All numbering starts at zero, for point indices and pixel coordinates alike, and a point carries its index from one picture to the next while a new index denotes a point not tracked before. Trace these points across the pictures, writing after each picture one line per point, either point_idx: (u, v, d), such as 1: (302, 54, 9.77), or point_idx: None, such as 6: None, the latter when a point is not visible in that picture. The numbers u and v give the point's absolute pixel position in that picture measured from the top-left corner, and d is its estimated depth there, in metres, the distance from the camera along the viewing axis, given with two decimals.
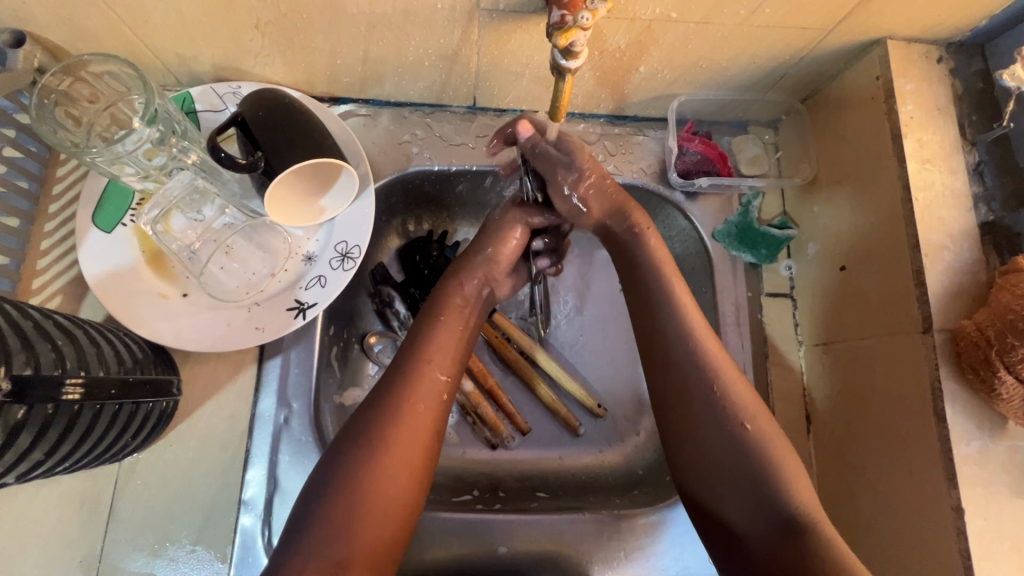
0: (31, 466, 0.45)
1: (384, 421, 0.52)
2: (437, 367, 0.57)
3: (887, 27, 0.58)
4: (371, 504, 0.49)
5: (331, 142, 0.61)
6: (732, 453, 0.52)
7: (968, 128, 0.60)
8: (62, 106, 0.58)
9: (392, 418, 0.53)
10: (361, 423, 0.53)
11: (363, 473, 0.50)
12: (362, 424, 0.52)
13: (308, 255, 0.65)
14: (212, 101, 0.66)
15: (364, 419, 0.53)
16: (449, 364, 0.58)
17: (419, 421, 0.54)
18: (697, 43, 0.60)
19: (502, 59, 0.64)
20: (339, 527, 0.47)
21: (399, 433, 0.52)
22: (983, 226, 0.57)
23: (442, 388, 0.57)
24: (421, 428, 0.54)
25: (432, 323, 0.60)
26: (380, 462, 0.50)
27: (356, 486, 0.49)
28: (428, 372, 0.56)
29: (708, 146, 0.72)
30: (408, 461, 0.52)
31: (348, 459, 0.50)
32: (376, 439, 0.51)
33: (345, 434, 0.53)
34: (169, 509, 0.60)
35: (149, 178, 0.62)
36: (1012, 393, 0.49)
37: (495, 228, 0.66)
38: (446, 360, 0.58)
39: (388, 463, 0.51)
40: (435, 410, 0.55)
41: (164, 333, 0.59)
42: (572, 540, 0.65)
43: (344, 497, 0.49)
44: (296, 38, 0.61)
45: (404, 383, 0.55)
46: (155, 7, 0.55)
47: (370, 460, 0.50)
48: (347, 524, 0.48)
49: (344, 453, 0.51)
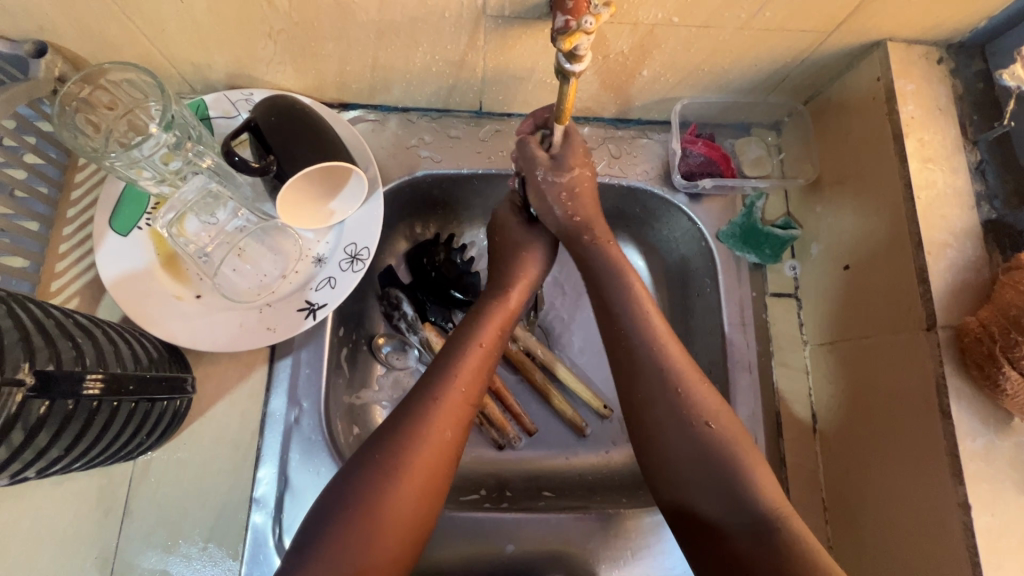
0: (51, 461, 0.46)
1: (411, 438, 0.54)
2: (466, 386, 0.58)
3: (888, 28, 0.59)
4: (390, 517, 0.51)
5: (341, 146, 0.62)
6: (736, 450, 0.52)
7: (969, 128, 0.61)
8: (82, 113, 0.60)
9: (418, 434, 0.54)
10: (389, 433, 0.54)
11: (387, 483, 0.51)
12: (388, 439, 0.54)
13: (318, 257, 0.67)
14: (224, 108, 0.68)
15: (391, 432, 0.54)
16: (477, 382, 0.59)
17: (445, 441, 0.55)
18: (698, 46, 0.61)
19: (508, 64, 0.65)
20: (358, 537, 0.49)
21: (424, 450, 0.54)
22: (985, 224, 0.57)
23: (468, 409, 0.58)
24: (446, 447, 0.55)
25: (466, 336, 0.61)
26: (403, 480, 0.52)
27: (378, 499, 0.51)
28: (456, 391, 0.57)
29: (711, 148, 0.73)
30: (431, 476, 0.53)
31: (373, 471, 0.52)
32: (400, 454, 0.53)
33: (370, 446, 0.54)
34: (182, 506, 0.61)
35: (165, 182, 0.63)
36: (1016, 389, 0.49)
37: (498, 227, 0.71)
38: (477, 375, 0.59)
39: (411, 480, 0.52)
40: (460, 426, 0.57)
41: (179, 332, 0.61)
42: (580, 539, 0.65)
43: (366, 508, 0.50)
44: (307, 45, 0.62)
45: (434, 398, 0.56)
46: (171, 16, 0.57)
47: (394, 476, 0.52)
48: (363, 534, 0.50)
49: (370, 464, 0.52)
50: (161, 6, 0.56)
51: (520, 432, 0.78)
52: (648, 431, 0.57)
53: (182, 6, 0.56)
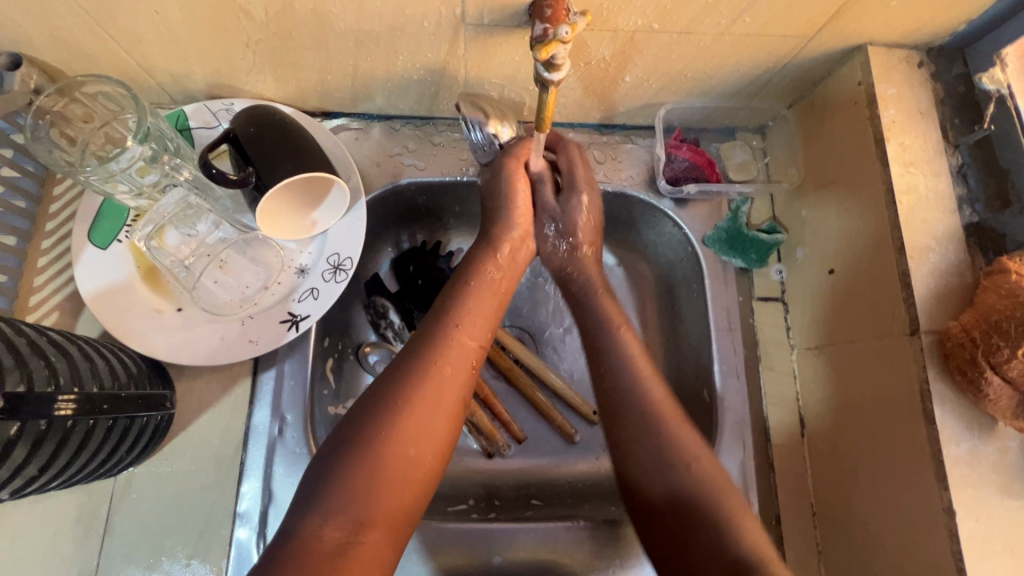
0: (26, 482, 0.45)
1: (412, 385, 0.53)
2: (467, 334, 0.58)
3: (868, 33, 0.59)
4: (394, 462, 0.50)
5: (322, 156, 0.62)
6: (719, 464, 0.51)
7: (950, 132, 0.61)
8: (57, 126, 0.59)
9: (420, 383, 0.53)
10: (390, 382, 0.53)
11: (390, 432, 0.50)
12: (387, 386, 0.53)
13: (300, 268, 0.66)
14: (205, 118, 0.68)
15: (390, 380, 0.54)
16: (476, 331, 0.59)
17: (448, 387, 0.54)
18: (679, 53, 0.61)
19: (489, 71, 0.65)
20: (361, 486, 0.48)
21: (428, 396, 0.53)
22: (968, 227, 0.57)
23: (472, 355, 0.58)
24: (452, 391, 0.55)
25: (464, 288, 0.61)
26: (408, 423, 0.51)
27: (382, 443, 0.50)
28: (458, 339, 0.57)
29: (696, 153, 0.72)
30: (434, 426, 0.52)
31: (377, 418, 0.51)
32: (404, 400, 0.52)
33: (370, 395, 0.53)
34: (165, 522, 0.60)
35: (142, 196, 0.63)
36: (998, 393, 0.49)
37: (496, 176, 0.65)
38: (478, 330, 0.59)
39: (416, 426, 0.51)
40: (463, 376, 0.56)
41: (159, 346, 0.60)
42: (568, 548, 0.65)
43: (368, 456, 0.49)
44: (287, 55, 0.62)
45: (436, 350, 0.56)
46: (147, 27, 0.57)
47: (396, 421, 0.51)
48: (367, 483, 0.48)
49: (372, 412, 0.51)
50: (136, 18, 0.55)
51: (509, 439, 0.77)
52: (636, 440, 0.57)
53: (157, 17, 0.55)
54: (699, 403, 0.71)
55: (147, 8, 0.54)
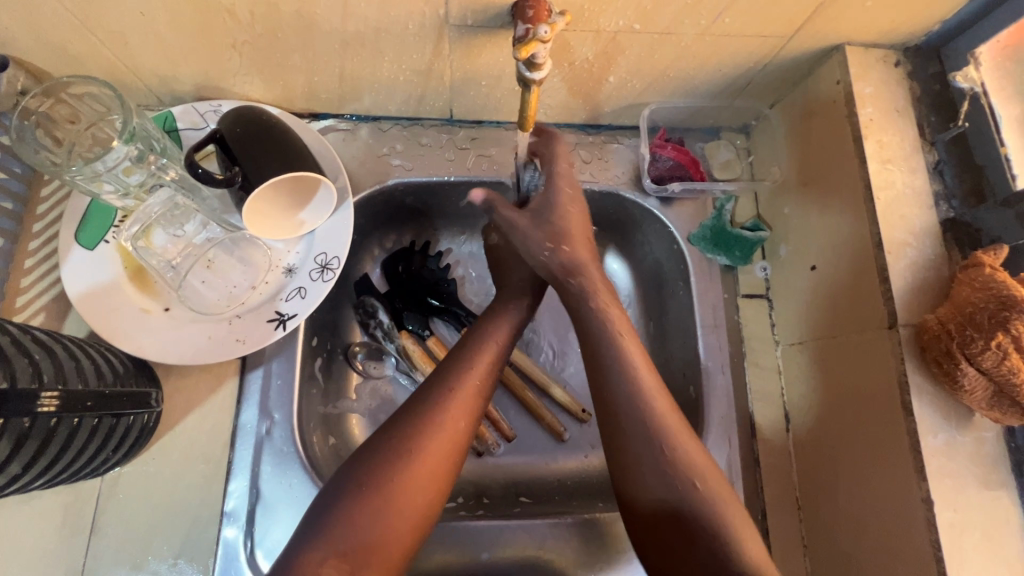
0: (9, 480, 0.45)
1: (422, 430, 0.56)
2: (473, 380, 0.61)
3: (844, 33, 0.60)
4: (400, 505, 0.53)
5: (308, 156, 0.62)
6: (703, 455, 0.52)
7: (927, 129, 0.62)
8: (43, 127, 0.59)
9: (424, 428, 0.57)
10: (397, 425, 0.57)
11: (392, 475, 0.54)
12: (403, 429, 0.57)
13: (288, 268, 0.66)
14: (193, 119, 0.68)
15: (404, 422, 0.57)
16: (487, 380, 0.62)
17: (455, 434, 0.58)
18: (661, 53, 0.62)
19: (474, 72, 0.66)
20: (367, 521, 0.52)
21: (440, 443, 0.56)
22: (944, 223, 0.58)
23: (476, 400, 0.61)
24: (455, 436, 0.57)
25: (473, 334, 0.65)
26: (416, 466, 0.55)
27: (390, 484, 0.53)
28: (471, 387, 0.60)
29: (681, 152, 0.74)
30: (435, 471, 0.56)
31: (388, 462, 0.54)
32: (414, 445, 0.55)
33: (385, 437, 0.56)
34: (152, 522, 0.60)
35: (129, 196, 0.62)
36: (974, 385, 0.50)
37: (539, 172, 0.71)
38: (484, 376, 0.62)
39: (422, 470, 0.55)
40: (468, 422, 0.59)
41: (145, 346, 0.60)
42: (556, 545, 0.65)
43: (375, 496, 0.53)
44: (273, 56, 0.62)
45: (442, 396, 0.59)
46: (133, 29, 0.57)
47: (405, 464, 0.54)
48: (373, 522, 0.52)
49: (381, 456, 0.55)
50: (122, 19, 0.56)
51: (498, 438, 0.77)
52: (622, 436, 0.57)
53: (142, 18, 0.56)
54: (686, 399, 0.72)
55: (133, 10, 0.55)
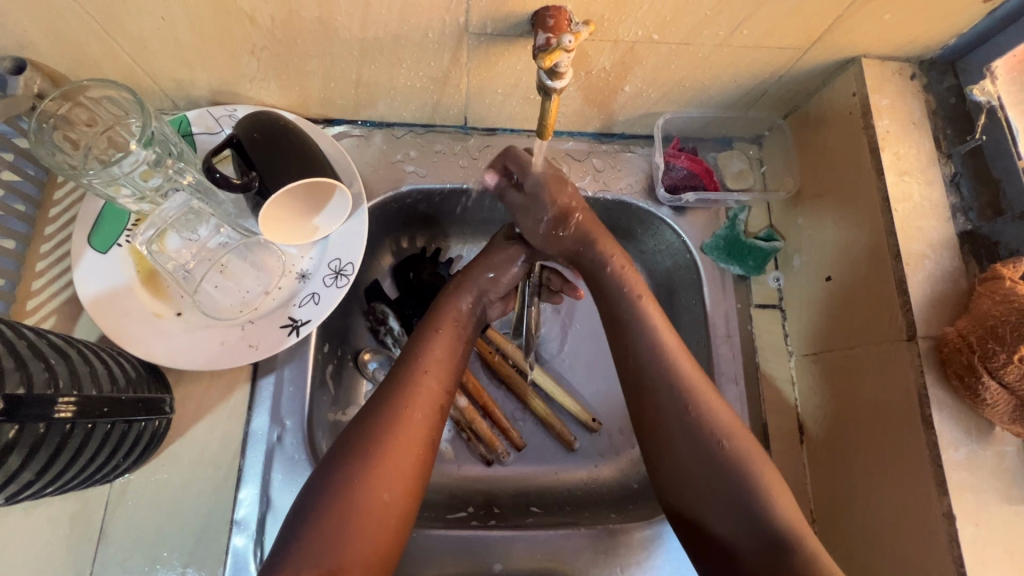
0: (22, 487, 0.44)
1: (374, 434, 0.52)
2: (433, 375, 0.58)
3: (861, 45, 0.61)
4: (361, 516, 0.49)
5: (324, 162, 0.62)
6: (721, 468, 0.51)
7: (943, 142, 0.62)
8: (60, 130, 0.59)
9: (383, 426, 0.53)
10: (355, 429, 0.53)
11: (355, 479, 0.50)
12: (353, 438, 0.52)
13: (301, 273, 0.66)
14: (207, 124, 0.68)
15: (355, 430, 0.53)
16: (444, 373, 0.59)
17: (412, 431, 0.53)
18: (678, 63, 0.62)
19: (491, 80, 0.66)
20: (329, 541, 0.47)
21: (392, 444, 0.52)
22: (962, 235, 0.58)
23: (438, 395, 0.57)
24: (418, 433, 0.54)
25: (429, 331, 0.61)
26: (370, 473, 0.50)
27: (347, 497, 0.49)
28: (424, 383, 0.56)
29: (695, 162, 0.73)
30: (401, 470, 0.52)
31: (338, 473, 0.50)
32: (368, 451, 0.51)
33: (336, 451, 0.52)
34: (161, 530, 0.59)
35: (145, 200, 0.62)
36: (995, 398, 0.50)
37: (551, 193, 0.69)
38: (443, 369, 0.59)
39: (379, 474, 0.50)
40: (430, 417, 0.55)
41: (158, 351, 0.60)
42: (568, 556, 0.64)
43: (331, 514, 0.48)
44: (291, 62, 0.62)
45: (399, 393, 0.55)
46: (153, 33, 0.57)
47: (360, 472, 0.50)
48: (336, 541, 0.47)
49: (337, 468, 0.51)
50: (142, 23, 0.56)
51: (508, 447, 0.77)
52: (641, 446, 0.56)
53: (162, 23, 0.56)
54: None
55: (154, 14, 0.55)
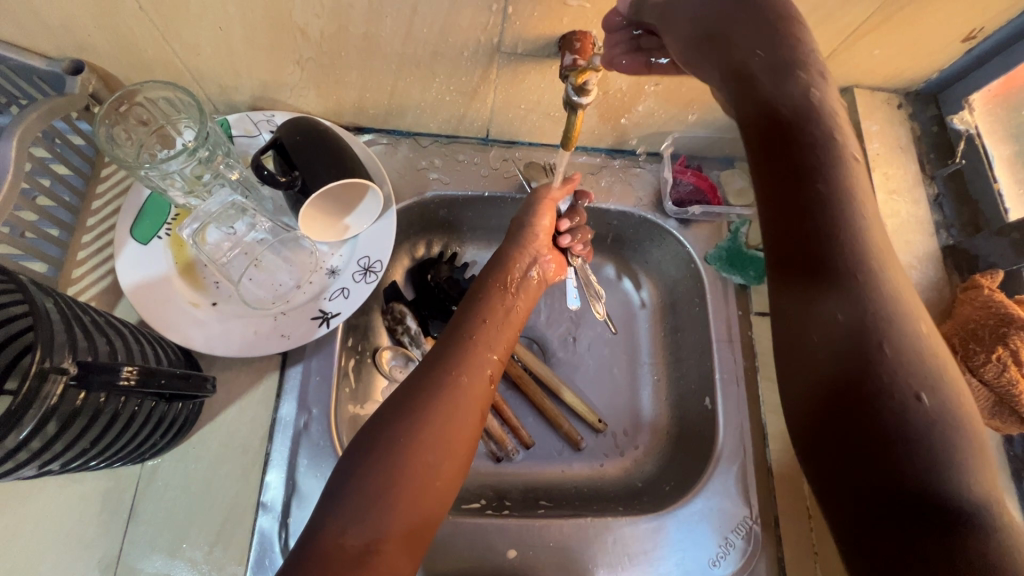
0: (76, 455, 0.47)
1: (429, 392, 0.55)
2: (488, 346, 0.62)
3: (854, 76, 0.67)
4: (414, 470, 0.50)
5: (359, 165, 0.67)
6: None
7: (927, 165, 0.68)
8: (117, 126, 0.63)
9: (438, 389, 0.55)
10: (410, 390, 0.56)
11: (408, 435, 0.52)
12: (408, 394, 0.55)
13: (331, 269, 0.70)
14: (247, 127, 0.73)
15: (412, 388, 0.56)
16: (495, 342, 0.62)
17: (466, 394, 0.56)
18: (689, 86, 0.68)
19: (516, 96, 0.71)
20: (381, 489, 0.49)
21: (448, 402, 0.55)
22: (944, 249, 0.64)
23: (491, 366, 0.61)
24: (472, 399, 0.57)
25: (483, 305, 0.65)
26: (424, 428, 0.52)
27: (401, 450, 0.51)
28: (477, 348, 0.60)
29: (700, 177, 0.80)
30: (452, 431, 0.54)
31: (394, 426, 0.52)
32: (421, 408, 0.54)
33: (392, 407, 0.54)
34: (188, 510, 0.61)
35: (192, 194, 0.67)
36: (976, 395, 0.55)
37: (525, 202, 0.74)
38: (496, 342, 0.63)
39: (433, 431, 0.53)
40: (482, 385, 0.58)
41: (194, 337, 0.63)
42: (579, 545, 0.67)
43: (385, 462, 0.50)
44: (332, 72, 0.67)
45: (456, 360, 0.59)
46: (208, 42, 0.62)
47: (415, 427, 0.52)
48: (389, 490, 0.49)
49: (391, 424, 0.53)
50: (200, 33, 0.61)
51: (517, 445, 0.80)
52: None
53: (218, 33, 0.61)
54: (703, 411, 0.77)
55: (212, 25, 0.60)
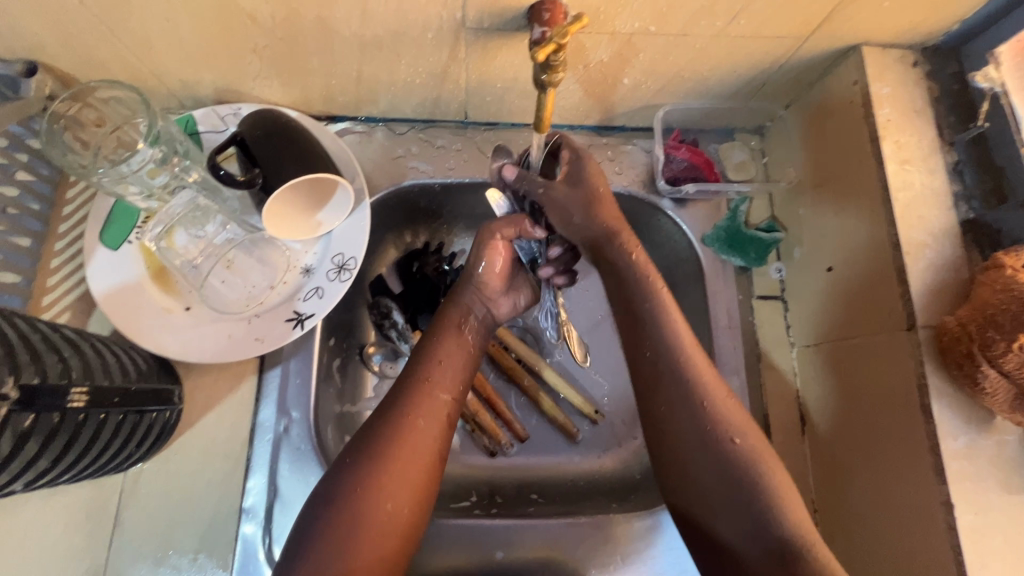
0: (39, 474, 0.47)
1: (381, 444, 0.53)
2: (437, 388, 0.58)
3: (863, 33, 0.60)
4: (371, 520, 0.50)
5: (326, 158, 0.63)
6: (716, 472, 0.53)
7: (946, 129, 0.61)
8: (71, 130, 0.62)
9: (389, 437, 0.53)
10: (361, 438, 0.54)
11: (361, 488, 0.51)
12: (364, 441, 0.53)
13: (306, 268, 0.68)
14: (213, 122, 0.69)
15: (368, 435, 0.54)
16: (452, 386, 0.59)
17: (419, 444, 0.54)
18: (676, 55, 0.62)
19: (490, 74, 0.66)
20: (340, 537, 0.49)
21: (399, 455, 0.53)
22: (964, 223, 0.58)
23: (444, 407, 0.57)
24: (423, 444, 0.54)
25: (431, 342, 0.61)
26: (380, 478, 0.51)
27: (352, 502, 0.50)
28: (427, 395, 0.57)
29: (695, 153, 0.73)
30: (406, 481, 0.52)
31: (347, 477, 0.51)
32: (374, 457, 0.52)
33: (346, 454, 0.53)
34: (173, 518, 0.61)
35: (153, 197, 0.65)
36: (995, 387, 0.50)
37: (473, 245, 0.65)
38: (448, 381, 0.59)
39: (387, 483, 0.51)
40: (435, 429, 0.56)
41: (168, 345, 0.61)
42: (569, 545, 0.65)
43: (342, 515, 0.50)
44: (293, 60, 0.63)
45: (405, 403, 0.56)
46: (158, 35, 0.58)
47: (371, 477, 0.51)
48: (348, 536, 0.49)
49: (343, 472, 0.52)
50: (148, 26, 0.57)
51: (512, 438, 0.77)
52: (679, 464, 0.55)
53: (166, 24, 0.57)
54: None
55: (159, 17, 0.56)
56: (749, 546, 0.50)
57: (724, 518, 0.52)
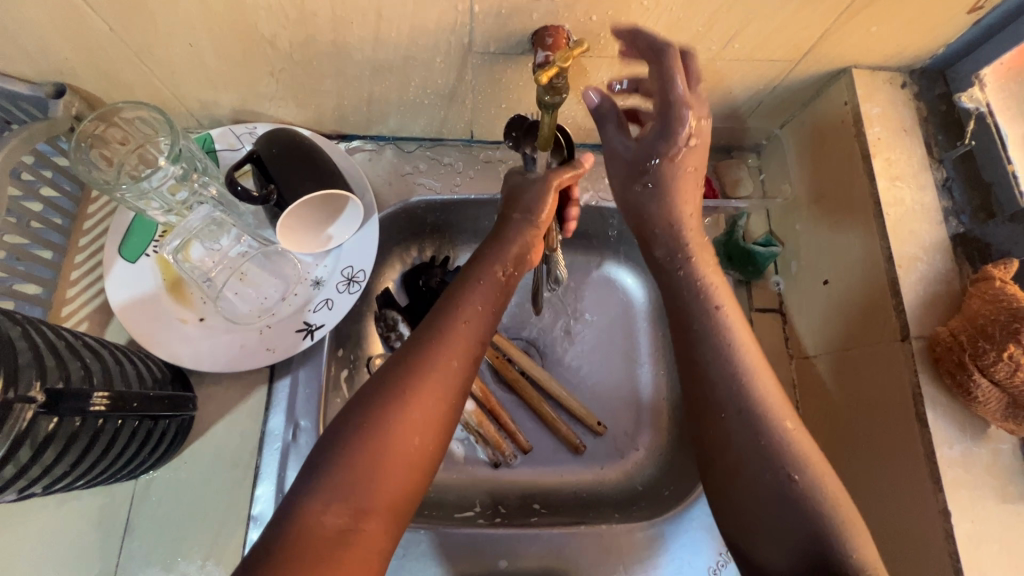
0: (56, 478, 0.48)
1: (415, 374, 0.49)
2: (474, 327, 0.55)
3: (852, 56, 0.63)
4: (398, 451, 0.46)
5: (337, 175, 0.65)
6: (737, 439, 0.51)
7: (935, 148, 0.64)
8: (96, 148, 0.65)
9: (424, 369, 0.50)
10: (393, 367, 0.50)
11: (392, 414, 0.47)
12: (399, 369, 0.50)
13: (315, 280, 0.69)
14: (230, 141, 0.72)
15: (400, 365, 0.50)
16: (483, 326, 0.56)
17: (452, 379, 0.51)
18: None
19: (496, 94, 0.69)
20: (365, 466, 0.45)
21: (434, 389, 0.49)
22: (955, 238, 0.60)
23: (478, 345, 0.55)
24: (456, 378, 0.51)
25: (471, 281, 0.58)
26: (413, 408, 0.48)
27: (380, 430, 0.46)
28: (464, 332, 0.54)
29: None
30: (436, 417, 0.49)
31: (375, 404, 0.48)
32: (407, 390, 0.49)
33: (374, 385, 0.49)
34: (182, 524, 0.62)
35: (172, 212, 0.68)
36: (988, 397, 0.51)
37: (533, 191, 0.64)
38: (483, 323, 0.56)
39: (419, 414, 0.48)
40: (468, 367, 0.53)
41: (182, 354, 0.63)
42: (572, 554, 0.66)
43: (371, 442, 0.46)
44: (308, 82, 0.67)
45: (442, 337, 0.53)
46: (181, 59, 0.62)
47: (404, 406, 0.48)
48: (373, 465, 0.45)
49: (372, 400, 0.48)
50: (173, 51, 0.60)
51: (515, 450, 0.78)
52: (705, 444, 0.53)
53: (190, 49, 0.60)
54: None
55: (183, 42, 0.59)
56: (757, 492, 0.49)
57: (743, 493, 0.49)
